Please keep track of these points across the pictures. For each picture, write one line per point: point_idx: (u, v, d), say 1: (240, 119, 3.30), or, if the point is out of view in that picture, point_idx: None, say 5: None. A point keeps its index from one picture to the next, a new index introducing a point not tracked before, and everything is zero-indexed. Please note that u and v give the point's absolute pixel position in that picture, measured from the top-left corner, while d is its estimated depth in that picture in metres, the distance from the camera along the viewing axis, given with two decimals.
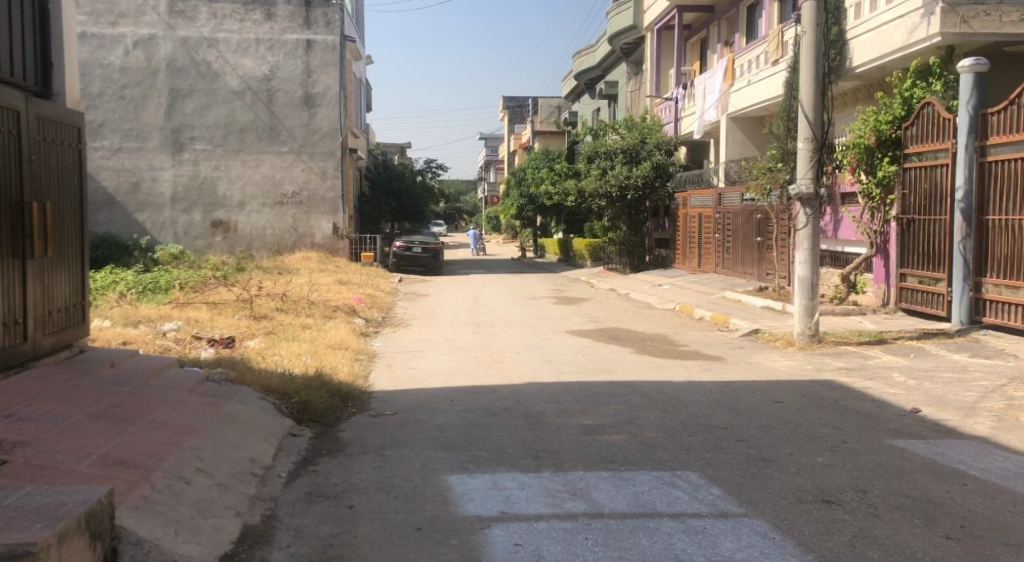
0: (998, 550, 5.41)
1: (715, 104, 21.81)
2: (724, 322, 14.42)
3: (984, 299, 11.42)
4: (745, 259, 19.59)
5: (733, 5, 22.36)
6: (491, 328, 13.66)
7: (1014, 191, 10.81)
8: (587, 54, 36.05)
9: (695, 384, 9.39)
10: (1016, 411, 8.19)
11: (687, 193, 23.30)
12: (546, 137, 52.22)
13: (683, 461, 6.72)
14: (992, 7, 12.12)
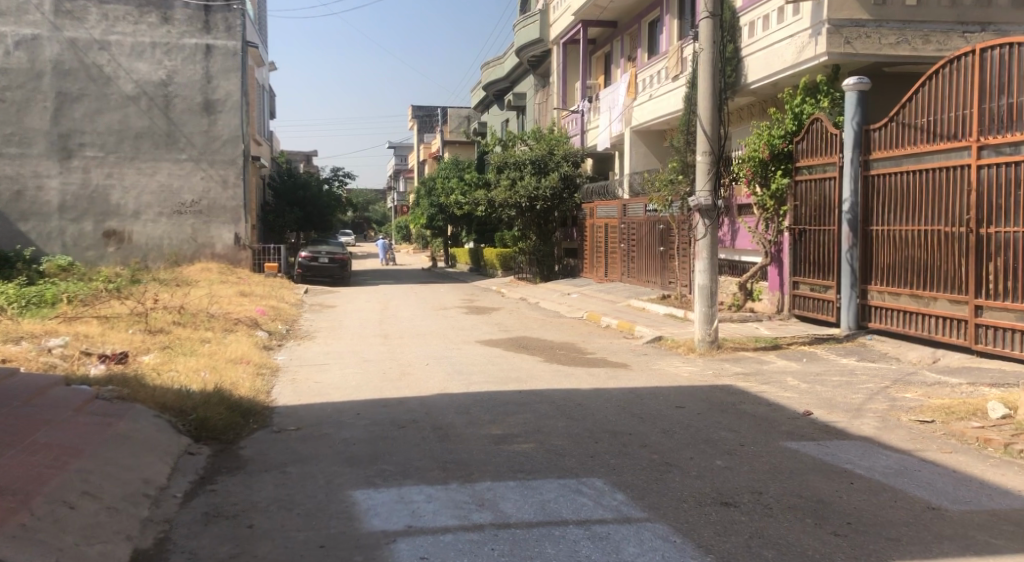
0: (880, 545, 5.73)
1: (619, 116, 22.30)
2: (629, 330, 14.78)
3: (869, 305, 11.99)
4: (650, 269, 20.06)
5: (635, 20, 22.93)
6: (400, 339, 13.68)
7: (896, 203, 11.41)
8: (493, 65, 36.44)
9: (600, 392, 9.61)
10: (900, 411, 8.65)
11: (593, 204, 23.73)
12: (455, 148, 52.45)
13: (588, 467, 6.90)
14: (872, 30, 12.79)
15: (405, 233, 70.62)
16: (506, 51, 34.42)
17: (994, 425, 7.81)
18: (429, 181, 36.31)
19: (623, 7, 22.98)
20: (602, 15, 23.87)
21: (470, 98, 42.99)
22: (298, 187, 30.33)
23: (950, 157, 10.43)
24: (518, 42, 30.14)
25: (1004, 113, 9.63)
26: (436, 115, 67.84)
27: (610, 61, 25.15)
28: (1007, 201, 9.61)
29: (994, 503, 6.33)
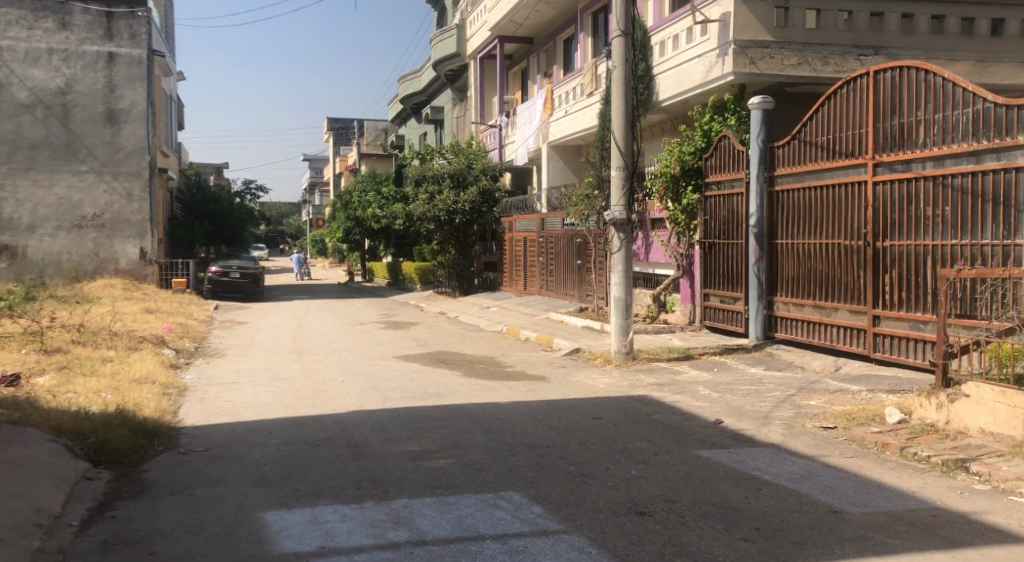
0: (787, 549, 5.92)
1: (537, 131, 22.56)
2: (548, 343, 14.93)
3: (776, 316, 12.38)
4: (568, 282, 20.28)
5: (550, 36, 23.21)
6: (316, 356, 13.54)
7: (799, 217, 11.83)
8: (411, 79, 36.43)
9: (518, 405, 9.72)
10: (804, 418, 8.97)
11: (512, 218, 23.88)
12: (372, 160, 52.19)
13: (506, 481, 6.97)
14: (775, 50, 13.24)
15: (321, 246, 69.59)
16: (424, 65, 34.44)
17: (892, 430, 8.16)
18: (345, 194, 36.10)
19: (538, 24, 23.27)
20: (518, 31, 24.12)
21: (387, 111, 42.82)
22: (208, 200, 29.87)
23: (848, 174, 10.88)
24: (434, 56, 30.20)
25: (896, 132, 10.09)
26: (353, 127, 67.32)
27: (527, 76, 25.45)
28: (900, 216, 10.07)
29: (891, 504, 6.62)
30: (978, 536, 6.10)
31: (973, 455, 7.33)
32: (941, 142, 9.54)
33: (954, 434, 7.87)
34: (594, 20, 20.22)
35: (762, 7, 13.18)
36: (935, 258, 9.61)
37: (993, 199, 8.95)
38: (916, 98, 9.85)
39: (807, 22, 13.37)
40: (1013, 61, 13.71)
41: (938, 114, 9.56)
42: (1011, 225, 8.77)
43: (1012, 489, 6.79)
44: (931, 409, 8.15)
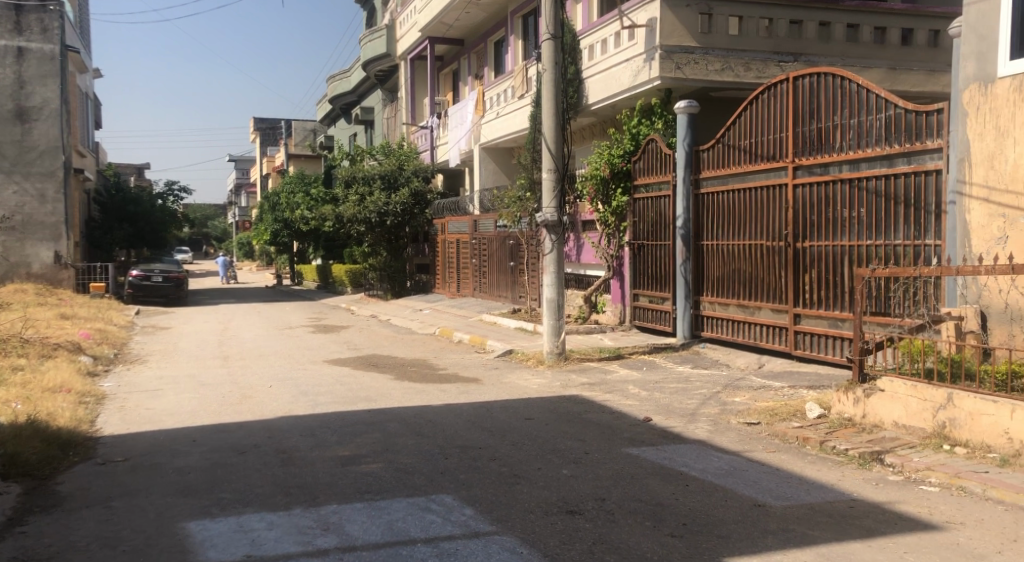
0: (713, 543, 5.99)
1: (468, 133, 22.65)
2: (481, 344, 15.01)
3: (703, 315, 12.67)
4: (501, 283, 20.39)
5: (481, 39, 23.31)
6: (242, 361, 13.39)
7: (724, 219, 12.13)
8: (339, 79, 36.13)
9: (450, 407, 9.78)
10: (729, 415, 9.22)
11: (444, 220, 23.89)
12: (301, 161, 51.61)
13: (436, 484, 7.00)
14: (700, 56, 13.55)
15: (247, 249, 68.48)
16: (353, 66, 34.27)
17: (812, 425, 8.42)
18: (273, 197, 35.84)
19: (468, 26, 23.36)
20: (449, 33, 24.17)
21: (316, 113, 42.51)
22: (127, 201, 29.16)
23: (770, 177, 11.20)
24: (364, 57, 30.08)
25: (815, 136, 10.44)
26: (281, 127, 66.47)
27: (458, 78, 25.52)
28: (819, 217, 10.41)
29: (812, 496, 6.79)
30: (893, 523, 6.24)
31: (887, 447, 7.60)
32: (856, 146, 9.88)
33: (870, 427, 8.14)
34: (524, 23, 20.41)
35: (687, 13, 13.47)
36: (852, 258, 9.95)
37: (905, 201, 9.29)
38: (833, 104, 10.19)
39: (730, 28, 13.69)
40: (922, 69, 14.30)
41: (854, 120, 9.90)
42: (921, 225, 9.12)
43: (923, 478, 7.03)
44: (848, 404, 8.42)
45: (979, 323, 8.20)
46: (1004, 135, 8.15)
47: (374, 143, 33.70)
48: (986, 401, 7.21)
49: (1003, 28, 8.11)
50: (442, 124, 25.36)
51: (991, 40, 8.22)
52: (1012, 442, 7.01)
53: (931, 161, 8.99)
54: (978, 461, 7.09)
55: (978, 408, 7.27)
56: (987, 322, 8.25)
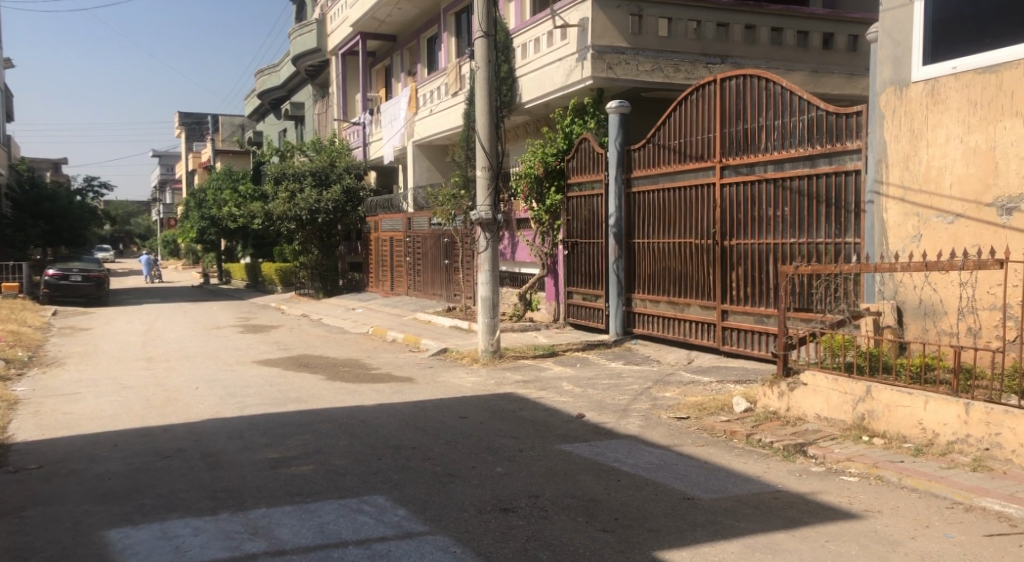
0: (644, 536, 6.08)
1: (401, 130, 22.60)
2: (415, 343, 15.02)
3: (634, 312, 12.88)
4: (435, 282, 20.39)
5: (414, 36, 23.29)
6: (168, 363, 13.17)
7: (655, 217, 12.33)
8: (268, 73, 35.67)
9: (384, 407, 9.80)
10: (660, 409, 9.41)
11: (377, 218, 23.77)
12: (229, 157, 50.82)
13: (369, 485, 7.01)
14: (630, 57, 13.74)
15: (173, 247, 67.15)
16: (283, 61, 33.84)
17: (738, 419, 8.64)
18: (200, 193, 35.09)
19: (400, 22, 23.29)
20: (381, 29, 24.07)
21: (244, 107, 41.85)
22: (43, 198, 28.32)
23: (699, 177, 11.44)
24: (294, 51, 29.72)
25: (742, 137, 10.69)
26: (207, 122, 65.35)
27: (391, 74, 25.45)
28: (745, 216, 10.68)
29: (739, 489, 6.94)
30: (816, 514, 6.39)
31: (810, 439, 7.85)
32: (780, 147, 10.15)
33: (793, 420, 8.39)
34: (457, 21, 20.46)
35: (618, 14, 13.65)
36: (776, 256, 10.24)
37: (826, 201, 9.57)
38: (759, 105, 10.45)
39: (660, 30, 13.94)
40: (842, 72, 14.75)
41: (779, 121, 10.16)
42: (842, 224, 9.41)
43: (843, 469, 7.27)
44: (773, 397, 8.66)
45: (896, 318, 8.52)
46: (918, 137, 8.48)
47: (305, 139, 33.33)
48: (902, 393, 7.50)
49: (916, 33, 8.44)
50: (374, 121, 25.22)
51: (905, 46, 8.55)
52: (926, 431, 7.30)
53: (850, 162, 9.29)
54: (894, 451, 7.37)
55: (894, 400, 7.55)
56: (902, 317, 8.57)
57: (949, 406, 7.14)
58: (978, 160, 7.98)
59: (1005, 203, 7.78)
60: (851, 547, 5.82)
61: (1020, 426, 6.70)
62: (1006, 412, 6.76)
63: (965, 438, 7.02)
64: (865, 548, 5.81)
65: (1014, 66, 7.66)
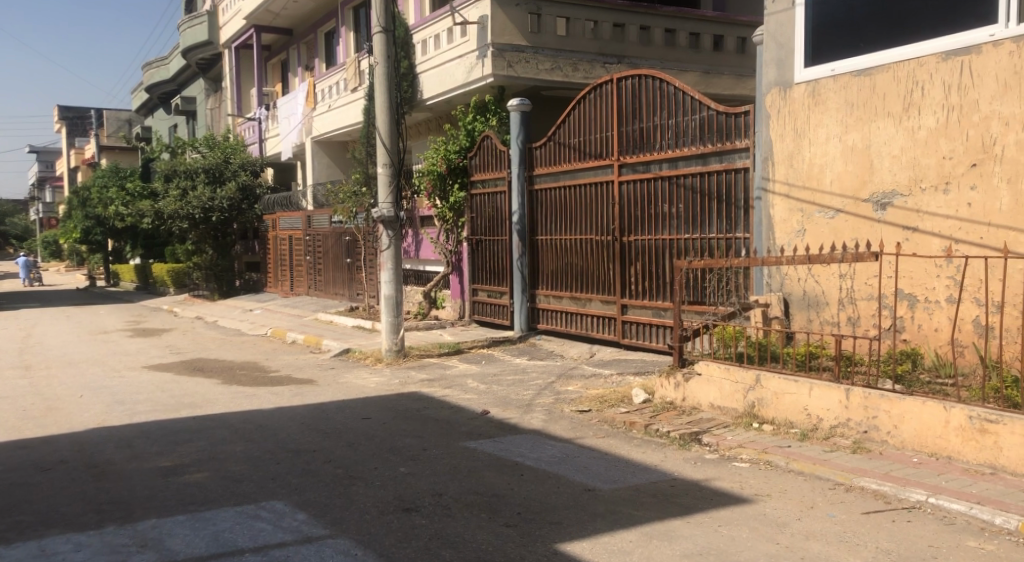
0: (544, 528, 6.20)
1: (299, 125, 22.32)
2: (316, 344, 14.91)
3: (538, 308, 13.09)
4: (336, 281, 20.26)
5: (310, 30, 23.06)
6: (49, 371, 12.76)
7: (556, 214, 12.55)
8: (156, 67, 34.71)
9: (285, 410, 9.74)
10: (563, 403, 9.60)
11: (275, 215, 23.43)
12: (115, 153, 49.16)
13: (267, 491, 6.98)
14: (530, 55, 13.90)
15: (55, 248, 64.44)
16: (172, 54, 32.97)
17: (637, 410, 8.88)
18: (83, 191, 33.87)
19: (296, 16, 23.00)
20: (276, 22, 23.74)
21: (131, 101, 40.49)
22: None
23: (598, 175, 11.70)
24: (184, 43, 28.91)
25: (638, 136, 10.98)
26: (89, 116, 62.95)
27: (288, 69, 25.14)
28: (643, 213, 10.97)
29: (637, 478, 7.15)
30: (708, 500, 6.64)
31: (704, 428, 8.13)
32: (674, 145, 10.46)
33: (689, 409, 8.69)
34: (355, 15, 20.35)
35: (517, 12, 13.79)
36: (671, 251, 10.56)
37: (717, 198, 9.90)
38: (653, 104, 10.75)
39: (558, 29, 14.16)
40: (732, 73, 15.28)
41: (672, 120, 10.47)
42: (732, 219, 9.74)
43: (735, 455, 7.56)
44: (670, 388, 8.95)
45: (783, 309, 8.91)
46: (801, 136, 8.85)
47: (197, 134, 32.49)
48: (788, 381, 7.85)
49: (798, 36, 8.83)
50: (271, 116, 24.80)
51: (788, 49, 8.95)
52: (810, 417, 7.66)
53: (740, 159, 9.63)
54: (782, 437, 7.72)
55: (782, 388, 7.90)
56: (789, 308, 8.97)
57: (831, 392, 7.51)
58: (855, 158, 8.38)
59: (880, 199, 8.19)
60: (742, 531, 6.05)
61: (895, 408, 7.10)
62: (883, 396, 7.15)
63: (846, 422, 7.40)
64: (755, 531, 6.05)
65: (886, 68, 8.10)
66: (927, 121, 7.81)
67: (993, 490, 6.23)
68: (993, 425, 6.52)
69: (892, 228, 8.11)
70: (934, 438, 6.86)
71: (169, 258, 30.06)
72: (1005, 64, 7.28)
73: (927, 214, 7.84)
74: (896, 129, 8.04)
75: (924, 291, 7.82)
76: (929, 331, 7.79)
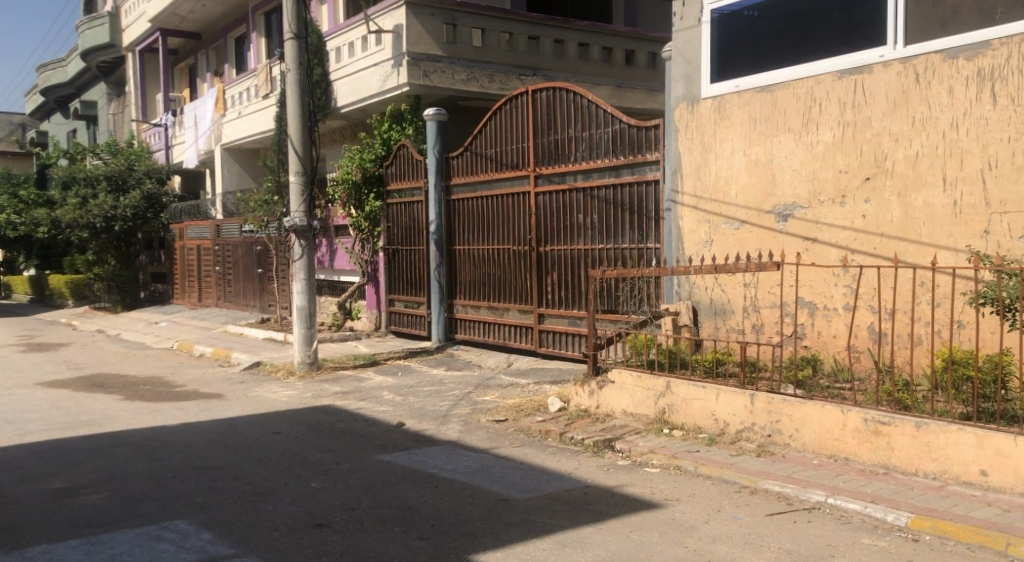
0: (457, 540, 6.26)
1: (208, 132, 21.96)
2: (225, 357, 14.69)
3: (456, 318, 13.17)
4: (247, 292, 19.96)
5: (220, 35, 22.73)
6: None
7: (474, 225, 12.65)
8: (51, 69, 33.66)
9: (191, 426, 9.60)
10: (479, 413, 9.68)
11: (182, 224, 22.96)
12: (8, 159, 47.36)
13: (170, 511, 6.87)
14: (445, 65, 13.97)
15: None
16: (69, 56, 32.03)
17: (553, 418, 9.01)
18: None
19: (204, 20, 22.66)
20: (182, 25, 23.34)
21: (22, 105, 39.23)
22: None
23: (514, 185, 11.85)
24: (83, 46, 28.14)
25: (554, 147, 11.16)
26: None
27: (196, 74, 24.74)
28: (559, 224, 11.14)
29: (550, 487, 7.27)
30: (619, 506, 6.80)
31: (617, 434, 8.31)
32: (588, 157, 10.66)
33: (603, 416, 8.86)
34: (267, 21, 20.17)
35: (432, 22, 13.88)
36: (586, 261, 10.75)
37: (630, 209, 10.13)
38: (567, 117, 10.93)
39: (473, 40, 14.29)
40: (643, 87, 15.67)
41: (586, 132, 10.67)
42: (644, 230, 9.96)
43: (646, 461, 7.75)
44: (585, 396, 9.12)
45: (692, 317, 9.19)
46: (708, 150, 9.14)
47: (97, 140, 31.63)
48: (697, 387, 8.10)
49: (705, 53, 9.14)
50: (178, 122, 24.40)
51: (695, 64, 9.25)
52: (717, 422, 7.92)
53: (650, 172, 9.86)
54: (691, 441, 7.93)
55: (691, 394, 8.15)
56: (697, 316, 9.25)
57: (737, 397, 7.78)
58: (758, 172, 8.69)
59: (782, 211, 8.52)
60: (652, 535, 6.22)
61: (796, 412, 7.39)
62: (785, 401, 7.45)
63: (751, 427, 7.68)
64: (664, 535, 6.22)
65: (786, 86, 8.43)
66: (825, 136, 8.15)
67: (885, 489, 6.55)
68: (886, 427, 6.84)
69: (794, 238, 8.43)
70: (832, 440, 7.16)
71: (65, 268, 29.13)
72: (894, 84, 7.67)
73: (825, 225, 8.18)
74: (795, 144, 8.38)
75: (823, 299, 8.17)
76: (828, 337, 8.14)
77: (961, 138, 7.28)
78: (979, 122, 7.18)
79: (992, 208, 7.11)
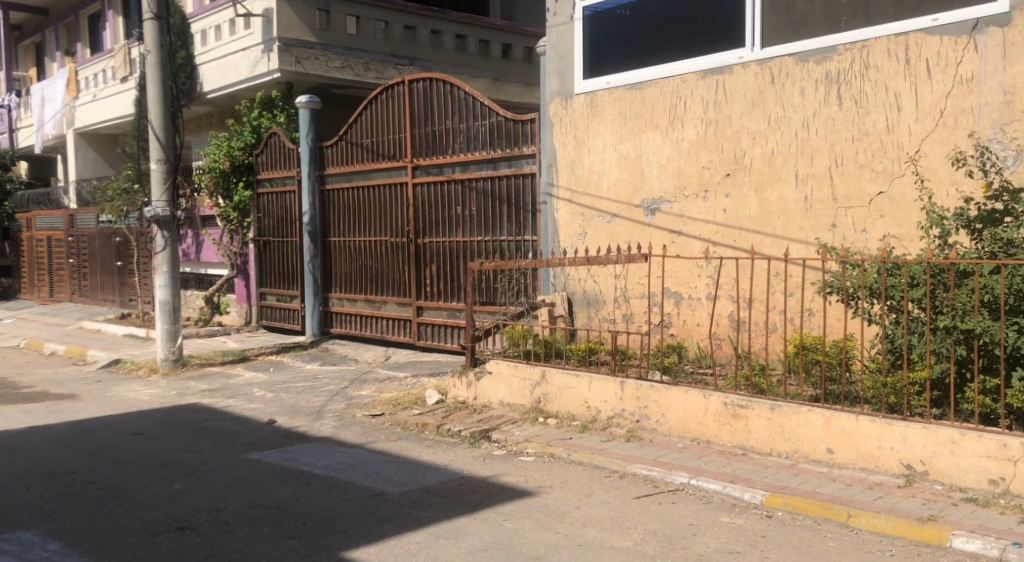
0: (329, 538, 6.28)
1: (57, 114, 21.05)
2: (80, 355, 14.16)
3: (331, 312, 13.09)
4: (104, 286, 19.26)
5: (71, 12, 21.78)
6: None
7: (350, 216, 12.59)
8: None
9: (40, 429, 9.25)
10: (354, 408, 9.69)
11: (30, 214, 21.83)
12: None
13: (16, 521, 6.64)
14: (319, 52, 13.85)
15: None
16: None
17: (430, 411, 9.10)
18: None
19: None
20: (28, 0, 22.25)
21: None
22: None
23: (390, 176, 11.86)
24: None
25: (429, 139, 11.23)
26: None
27: (43, 52, 23.66)
28: (436, 216, 11.22)
29: (426, 479, 7.37)
30: (492, 496, 6.96)
31: (494, 425, 8.48)
32: (465, 149, 10.74)
33: (479, 408, 9.02)
34: None
35: (305, 8, 13.70)
36: (463, 254, 10.89)
37: (507, 201, 10.23)
38: (443, 108, 11.02)
39: (348, 28, 14.19)
40: (519, 81, 15.89)
41: (463, 125, 10.75)
42: (521, 222, 10.08)
43: (521, 450, 7.95)
44: (462, 388, 9.25)
45: (566, 308, 9.48)
46: (581, 145, 9.40)
47: None
48: (570, 376, 8.35)
49: (576, 49, 9.38)
50: (24, 103, 23.54)
51: (568, 60, 9.49)
52: (589, 409, 8.18)
53: (526, 165, 10.00)
54: (564, 429, 8.18)
55: (565, 383, 8.38)
56: (572, 307, 9.54)
57: (607, 385, 8.05)
58: (628, 167, 8.99)
59: (650, 205, 8.83)
60: (524, 523, 6.40)
61: (662, 398, 7.71)
62: (652, 387, 7.76)
63: (620, 413, 7.96)
64: (535, 522, 6.42)
65: (653, 84, 8.75)
66: (689, 133, 8.50)
67: (743, 468, 6.93)
68: (743, 410, 7.23)
69: (661, 231, 8.76)
70: (695, 424, 7.51)
71: None
72: (752, 84, 8.06)
73: (689, 218, 8.53)
74: (662, 140, 8.70)
75: (688, 289, 8.55)
76: (692, 325, 8.54)
77: (811, 137, 7.72)
78: (828, 122, 7.63)
79: (838, 203, 7.58)
